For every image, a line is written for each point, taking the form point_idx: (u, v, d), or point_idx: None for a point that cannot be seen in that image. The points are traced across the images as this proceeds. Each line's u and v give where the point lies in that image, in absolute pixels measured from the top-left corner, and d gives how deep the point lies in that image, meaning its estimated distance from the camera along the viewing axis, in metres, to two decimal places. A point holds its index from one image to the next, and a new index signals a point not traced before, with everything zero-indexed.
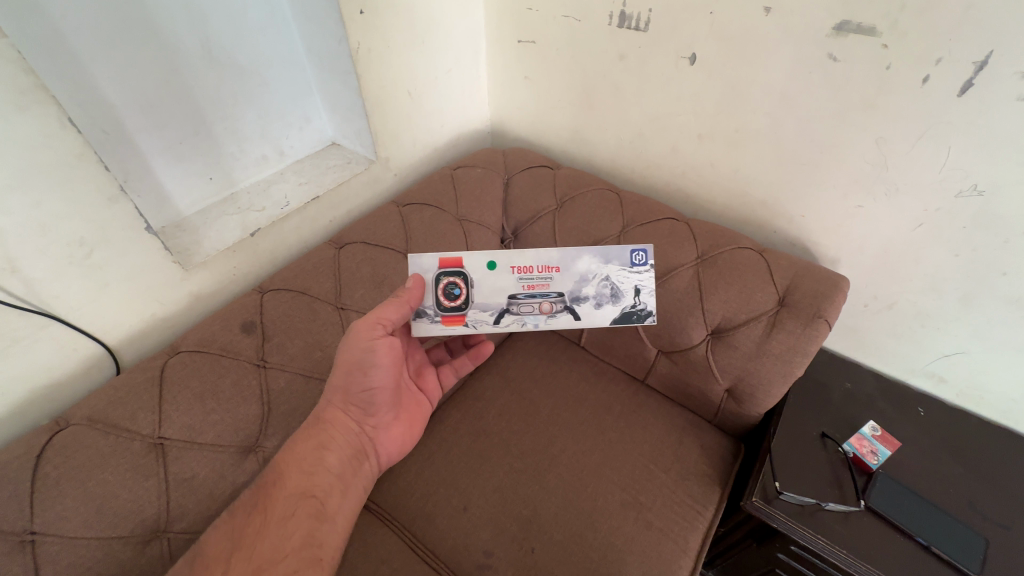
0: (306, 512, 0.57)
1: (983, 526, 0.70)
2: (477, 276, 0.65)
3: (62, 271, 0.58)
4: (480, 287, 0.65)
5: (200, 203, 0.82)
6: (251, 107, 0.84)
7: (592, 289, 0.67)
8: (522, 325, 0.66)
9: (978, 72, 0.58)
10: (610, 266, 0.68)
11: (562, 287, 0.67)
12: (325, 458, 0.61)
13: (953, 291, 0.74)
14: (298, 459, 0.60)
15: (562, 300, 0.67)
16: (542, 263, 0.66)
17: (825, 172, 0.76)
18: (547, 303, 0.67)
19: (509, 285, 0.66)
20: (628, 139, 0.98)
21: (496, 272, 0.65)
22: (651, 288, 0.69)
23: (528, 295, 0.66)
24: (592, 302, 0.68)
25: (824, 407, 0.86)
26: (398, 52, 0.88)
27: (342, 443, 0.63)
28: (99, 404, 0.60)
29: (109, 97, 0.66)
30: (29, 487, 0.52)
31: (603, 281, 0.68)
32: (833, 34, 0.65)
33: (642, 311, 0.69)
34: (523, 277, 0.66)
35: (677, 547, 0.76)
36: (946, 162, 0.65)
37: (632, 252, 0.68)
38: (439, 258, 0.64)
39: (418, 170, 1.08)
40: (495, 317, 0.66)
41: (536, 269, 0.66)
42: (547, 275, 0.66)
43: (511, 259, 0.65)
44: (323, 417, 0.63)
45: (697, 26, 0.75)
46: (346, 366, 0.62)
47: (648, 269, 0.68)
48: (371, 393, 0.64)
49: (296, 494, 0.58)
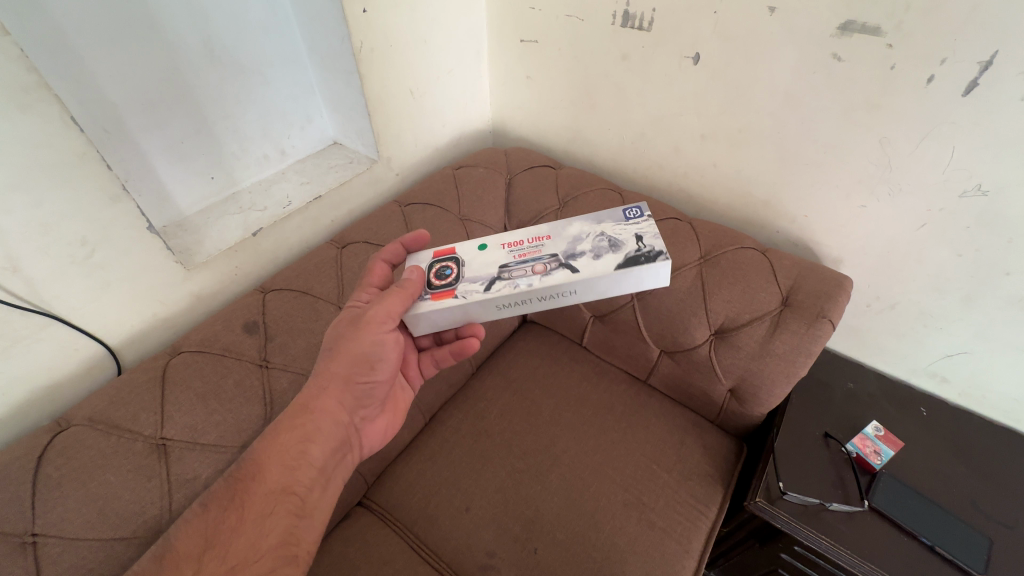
0: (284, 509, 0.55)
1: (986, 525, 0.70)
2: (467, 256, 0.63)
3: (63, 271, 0.58)
4: (470, 265, 0.62)
5: (202, 202, 0.82)
6: (252, 106, 0.83)
7: (586, 246, 0.62)
8: (514, 287, 0.58)
9: (983, 72, 0.58)
10: (601, 226, 0.64)
11: (555, 250, 0.62)
12: (308, 453, 0.58)
13: (956, 291, 0.74)
14: (281, 451, 0.57)
15: (556, 260, 0.61)
16: (532, 236, 0.64)
17: (828, 172, 0.76)
18: (541, 265, 0.60)
19: (499, 258, 0.62)
20: (630, 139, 0.98)
21: (486, 250, 0.63)
22: (654, 232, 0.62)
23: (520, 262, 0.61)
24: (588, 256, 0.60)
25: (827, 407, 0.86)
26: (400, 51, 0.88)
27: (327, 433, 0.59)
28: (101, 405, 0.59)
29: (110, 96, 0.65)
30: (31, 487, 0.52)
31: (599, 237, 0.63)
32: (837, 34, 0.65)
33: (651, 251, 0.59)
34: (513, 249, 0.63)
35: (680, 548, 0.76)
36: (950, 161, 0.65)
37: (625, 211, 0.66)
38: (433, 250, 0.65)
39: (420, 170, 1.08)
40: (486, 285, 0.59)
41: (524, 241, 0.64)
42: (536, 241, 0.63)
43: (501, 238, 0.65)
44: (312, 407, 0.59)
45: (700, 25, 0.75)
46: (351, 355, 0.59)
47: (645, 219, 0.64)
48: (369, 385, 0.62)
49: (275, 491, 0.55)
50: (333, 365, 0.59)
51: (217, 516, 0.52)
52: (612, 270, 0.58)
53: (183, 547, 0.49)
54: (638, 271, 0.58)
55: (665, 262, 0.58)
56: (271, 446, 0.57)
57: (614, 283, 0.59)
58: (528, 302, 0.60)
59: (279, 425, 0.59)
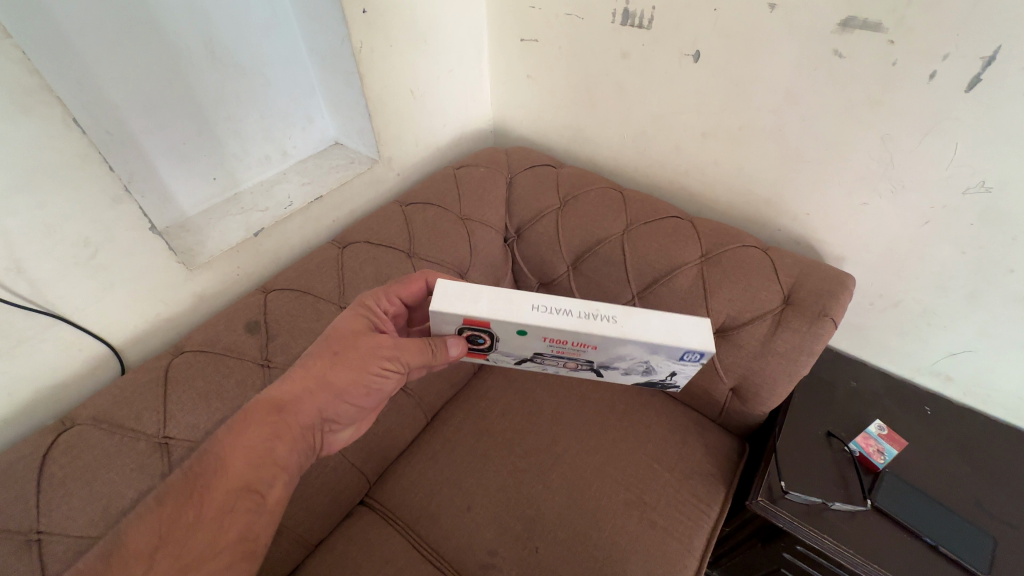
0: (245, 507, 0.50)
1: (990, 525, 0.69)
2: (503, 336, 0.54)
3: (67, 272, 0.58)
4: (505, 342, 0.56)
5: (203, 203, 0.83)
6: (254, 107, 0.84)
7: (623, 364, 0.58)
8: (542, 368, 0.65)
9: (986, 68, 0.57)
10: (656, 360, 0.55)
11: (593, 358, 0.57)
12: (277, 450, 0.54)
13: (960, 289, 0.74)
14: (247, 446, 0.52)
15: (588, 364, 0.60)
16: (579, 342, 0.52)
17: (830, 170, 0.76)
18: (573, 363, 0.60)
19: (538, 347, 0.55)
20: (631, 138, 0.97)
21: (525, 339, 0.53)
22: (689, 372, 0.59)
23: (555, 355, 0.58)
24: (621, 371, 0.60)
25: (830, 406, 0.85)
26: (400, 51, 0.88)
27: (298, 432, 0.56)
28: (104, 404, 0.60)
29: (113, 98, 0.66)
30: (36, 486, 0.53)
31: (638, 363, 0.57)
32: (839, 30, 0.65)
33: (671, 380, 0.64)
34: (555, 346, 0.54)
35: (682, 548, 0.76)
36: (952, 159, 0.64)
37: (684, 355, 0.51)
38: (464, 319, 0.51)
39: (421, 169, 1.08)
40: (516, 360, 0.63)
41: (571, 339, 0.51)
42: (585, 344, 0.52)
43: (547, 335, 0.50)
44: (288, 406, 0.55)
45: (700, 23, 0.75)
46: (356, 374, 0.59)
47: (695, 366, 0.55)
48: (352, 404, 0.61)
49: (236, 489, 0.50)
50: (333, 374, 0.58)
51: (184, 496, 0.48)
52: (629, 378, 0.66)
53: (132, 544, 0.43)
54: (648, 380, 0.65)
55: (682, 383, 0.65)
56: (235, 438, 0.52)
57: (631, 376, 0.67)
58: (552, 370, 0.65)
59: (249, 415, 0.54)
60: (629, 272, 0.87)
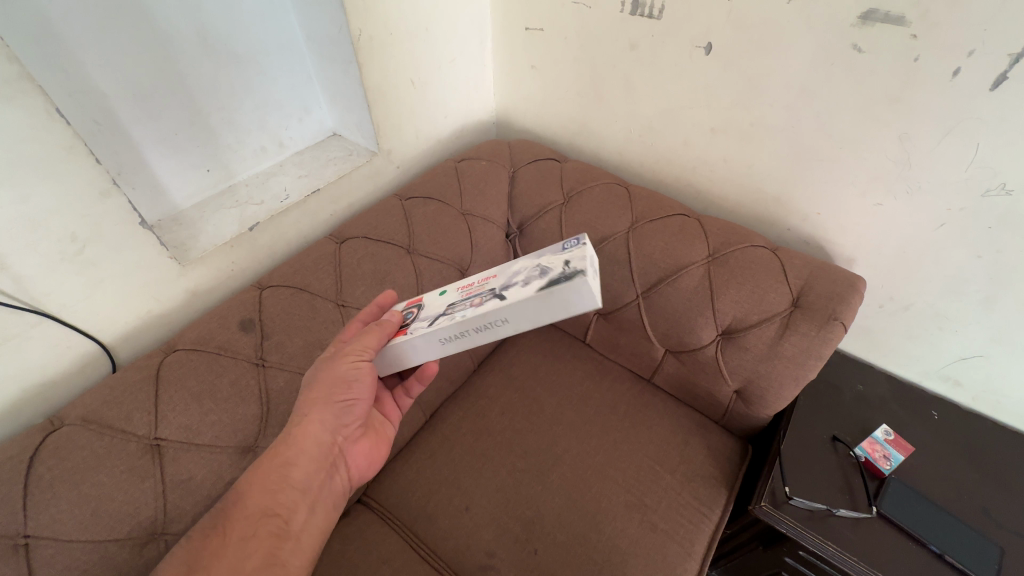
0: (296, 537, 0.53)
1: (997, 534, 0.68)
2: (429, 299, 0.57)
3: (53, 267, 0.56)
4: (428, 307, 0.56)
5: (198, 196, 0.80)
6: (249, 96, 0.81)
7: (520, 274, 0.48)
8: (447, 322, 0.48)
9: (1013, 66, 0.55)
10: (546, 255, 0.50)
11: (497, 282, 0.50)
12: (291, 474, 0.55)
13: (975, 293, 0.72)
14: (262, 476, 0.54)
15: (490, 291, 0.49)
16: (483, 272, 0.54)
17: (845, 169, 0.73)
18: (477, 298, 0.49)
19: (449, 297, 0.54)
20: (638, 132, 0.95)
21: (445, 293, 0.56)
22: (586, 251, 0.45)
23: (463, 297, 0.52)
24: (522, 282, 0.46)
25: (836, 410, 0.84)
26: (402, 40, 0.85)
27: (311, 457, 0.56)
28: (94, 404, 0.58)
29: (101, 87, 0.63)
30: (22, 488, 0.51)
31: (533, 264, 0.49)
32: (858, 24, 0.62)
33: (573, 269, 0.43)
34: (463, 288, 0.54)
35: (682, 551, 0.75)
36: (973, 159, 0.62)
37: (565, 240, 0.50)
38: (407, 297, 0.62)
39: (421, 162, 1.05)
40: (428, 322, 0.51)
41: (478, 276, 0.55)
42: (488, 276, 0.52)
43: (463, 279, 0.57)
44: (294, 436, 0.56)
45: (713, 15, 0.72)
46: (330, 379, 0.56)
47: (583, 242, 0.47)
48: (350, 403, 0.57)
49: (257, 513, 0.52)
50: (313, 390, 0.56)
51: (201, 545, 0.49)
52: (529, 296, 0.43)
53: None
54: (557, 293, 0.42)
55: (584, 277, 0.42)
56: (254, 474, 0.54)
57: (539, 311, 0.44)
58: (463, 335, 0.48)
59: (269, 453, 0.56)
60: (633, 271, 0.85)
